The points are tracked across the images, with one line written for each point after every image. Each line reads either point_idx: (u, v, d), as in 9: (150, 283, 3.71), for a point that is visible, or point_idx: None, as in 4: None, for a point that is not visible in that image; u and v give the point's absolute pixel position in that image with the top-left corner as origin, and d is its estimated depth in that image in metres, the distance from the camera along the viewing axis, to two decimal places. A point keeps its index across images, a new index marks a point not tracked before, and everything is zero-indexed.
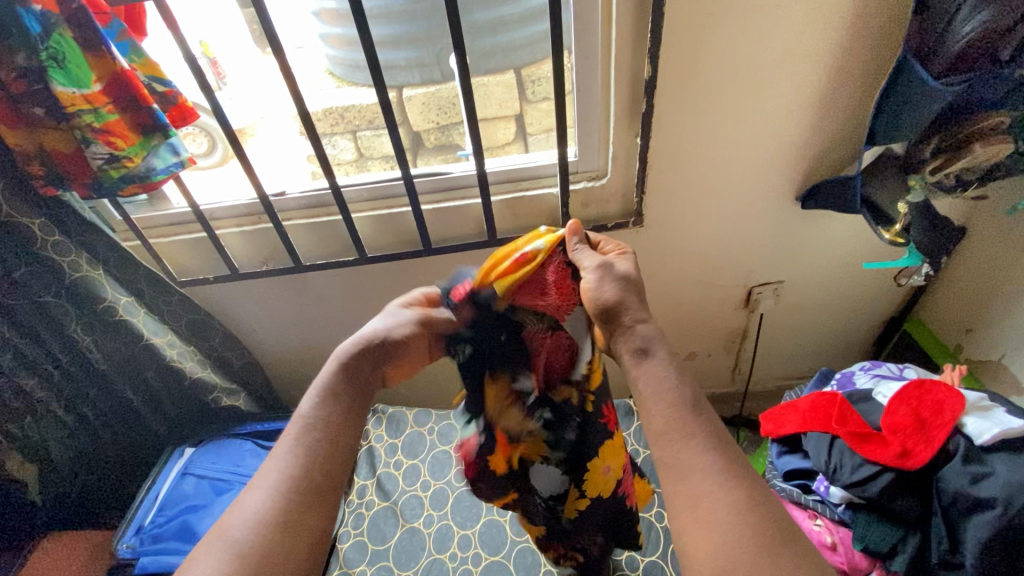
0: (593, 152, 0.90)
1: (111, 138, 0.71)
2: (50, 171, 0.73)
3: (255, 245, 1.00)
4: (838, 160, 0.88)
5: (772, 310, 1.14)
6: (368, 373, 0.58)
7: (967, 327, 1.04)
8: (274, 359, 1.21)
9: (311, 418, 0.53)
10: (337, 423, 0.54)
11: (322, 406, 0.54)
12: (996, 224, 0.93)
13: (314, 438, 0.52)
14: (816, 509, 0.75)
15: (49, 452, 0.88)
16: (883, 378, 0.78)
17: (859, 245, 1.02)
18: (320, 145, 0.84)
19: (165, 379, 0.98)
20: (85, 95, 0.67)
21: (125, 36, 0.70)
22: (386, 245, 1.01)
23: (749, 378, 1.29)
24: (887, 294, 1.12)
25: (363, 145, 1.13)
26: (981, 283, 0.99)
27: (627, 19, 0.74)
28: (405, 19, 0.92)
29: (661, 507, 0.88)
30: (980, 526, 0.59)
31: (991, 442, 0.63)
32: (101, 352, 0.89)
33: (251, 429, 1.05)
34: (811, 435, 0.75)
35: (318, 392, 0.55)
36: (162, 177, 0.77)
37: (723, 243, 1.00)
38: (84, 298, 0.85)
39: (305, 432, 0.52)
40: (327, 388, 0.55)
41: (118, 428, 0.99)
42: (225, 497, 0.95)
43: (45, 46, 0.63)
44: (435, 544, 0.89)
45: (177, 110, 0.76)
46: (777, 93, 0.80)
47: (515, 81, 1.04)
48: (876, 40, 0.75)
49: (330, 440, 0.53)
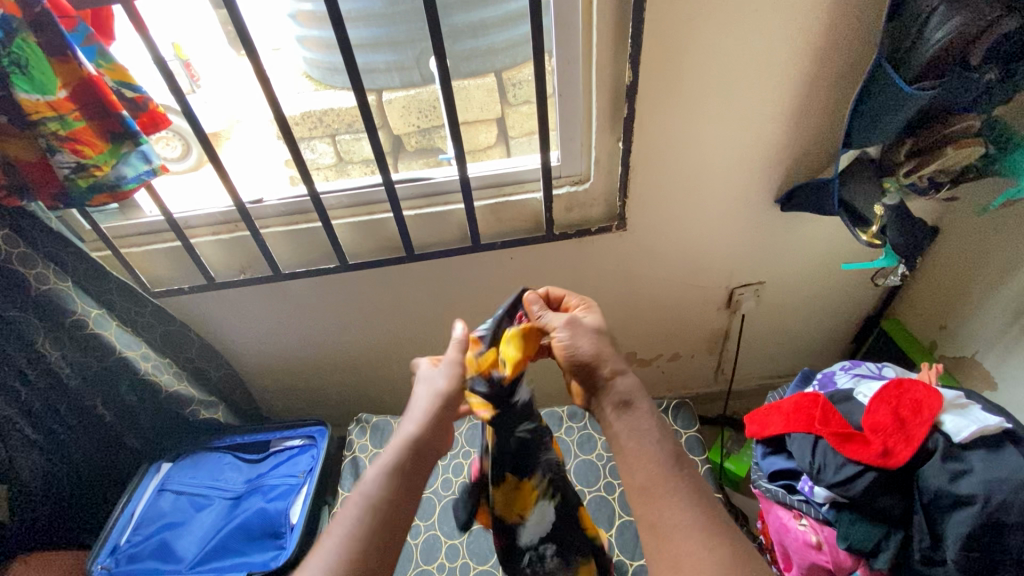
0: (576, 156, 0.90)
1: (78, 146, 0.68)
2: (13, 181, 0.70)
3: (232, 253, 0.97)
4: (816, 163, 0.90)
5: (753, 310, 1.15)
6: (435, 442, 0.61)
7: (941, 324, 1.07)
8: (253, 369, 1.18)
9: (372, 498, 0.55)
10: (397, 498, 0.55)
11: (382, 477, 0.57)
12: (966, 224, 0.96)
13: (375, 511, 0.54)
14: (801, 509, 0.75)
15: (17, 474, 0.85)
16: (863, 378, 0.80)
17: (838, 246, 1.04)
18: (299, 151, 0.83)
19: (140, 395, 0.95)
20: (50, 102, 0.65)
21: (92, 40, 0.67)
22: (368, 251, 0.99)
23: (731, 378, 1.30)
24: (865, 292, 1.14)
25: (342, 149, 1.12)
26: (952, 281, 1.02)
27: (609, 23, 0.74)
28: (386, 22, 0.91)
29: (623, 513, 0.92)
30: (961, 521, 0.61)
31: (970, 438, 0.65)
32: (70, 367, 0.86)
33: (231, 441, 1.03)
34: (795, 437, 0.76)
35: (378, 469, 0.57)
36: (134, 186, 0.74)
37: (705, 246, 1.01)
38: (51, 312, 0.81)
39: (362, 513, 0.54)
40: (391, 464, 0.57)
41: (92, 444, 0.96)
42: (204, 513, 0.93)
43: (5, 52, 0.61)
44: (422, 555, 0.89)
45: (147, 116, 0.73)
46: (757, 97, 0.81)
47: (496, 84, 1.04)
48: (851, 47, 0.77)
49: (389, 521, 0.54)
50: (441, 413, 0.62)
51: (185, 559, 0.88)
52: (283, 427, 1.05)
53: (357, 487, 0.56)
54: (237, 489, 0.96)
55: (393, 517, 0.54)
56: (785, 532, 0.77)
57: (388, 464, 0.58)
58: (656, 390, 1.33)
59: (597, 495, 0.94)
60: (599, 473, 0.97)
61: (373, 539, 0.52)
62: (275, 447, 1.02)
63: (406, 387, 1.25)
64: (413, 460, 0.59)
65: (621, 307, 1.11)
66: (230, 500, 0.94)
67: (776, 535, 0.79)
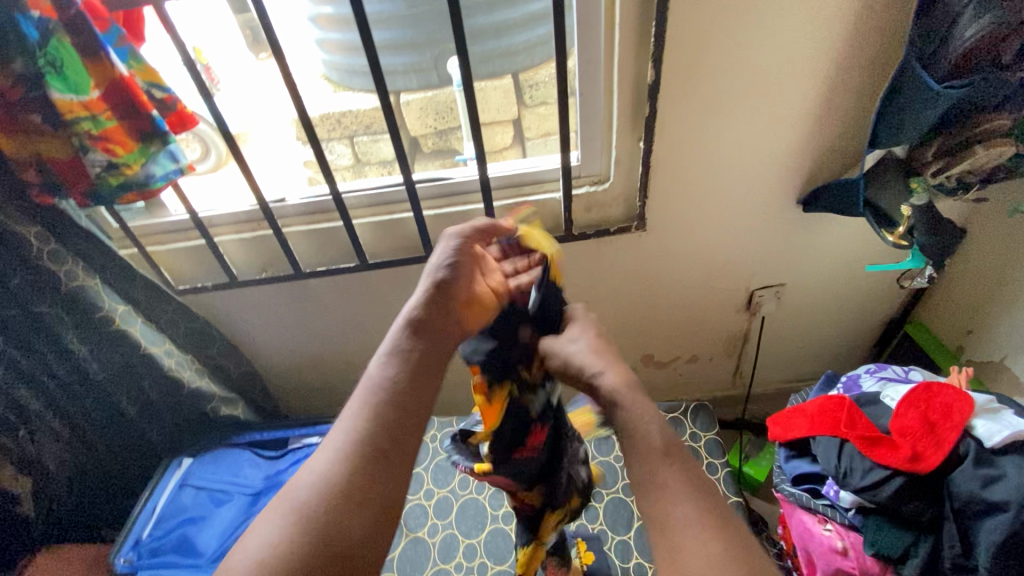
0: (596, 156, 0.90)
1: (110, 145, 0.70)
2: (47, 179, 0.72)
3: (256, 252, 0.99)
4: (840, 163, 0.88)
5: (773, 313, 1.14)
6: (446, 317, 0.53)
7: (968, 328, 1.04)
8: (272, 367, 1.20)
9: (376, 378, 0.47)
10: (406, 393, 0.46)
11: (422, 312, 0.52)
12: (996, 226, 0.94)
13: (387, 397, 0.45)
14: (825, 513, 0.74)
15: (44, 467, 0.86)
16: (890, 382, 0.79)
17: (860, 248, 1.02)
18: (322, 153, 0.83)
19: (163, 391, 0.96)
20: (83, 102, 0.66)
21: (123, 41, 0.68)
22: (387, 251, 1.00)
23: (750, 381, 1.29)
24: (888, 295, 1.12)
25: (360, 151, 1.15)
26: (980, 284, 1.00)
27: (631, 22, 0.74)
28: (405, 23, 0.91)
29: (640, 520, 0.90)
30: (993, 529, 0.59)
31: (1002, 444, 0.64)
32: (97, 363, 0.88)
33: (251, 438, 1.04)
34: (820, 440, 0.75)
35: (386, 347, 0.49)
36: (162, 184, 0.76)
37: (726, 245, 1.00)
38: (81, 308, 0.83)
39: (373, 395, 0.45)
40: (397, 350, 0.49)
41: (116, 440, 0.98)
42: (224, 508, 0.94)
43: (43, 53, 0.63)
44: (440, 554, 0.89)
45: (176, 116, 0.75)
46: (780, 94, 0.80)
47: (513, 86, 1.04)
48: (879, 42, 0.75)
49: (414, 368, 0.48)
50: (437, 292, 0.54)
51: (206, 553, 0.88)
52: (303, 424, 1.06)
53: (287, 485, 0.41)
54: (256, 485, 0.97)
55: (414, 393, 0.46)
56: (809, 537, 0.75)
57: (377, 381, 0.46)
58: (672, 392, 1.32)
59: (614, 497, 0.93)
60: (617, 475, 0.96)
61: (384, 425, 0.43)
62: (295, 444, 1.03)
63: None
64: (404, 376, 0.47)
65: (640, 308, 1.11)
66: (249, 496, 0.95)
67: (799, 540, 0.76)
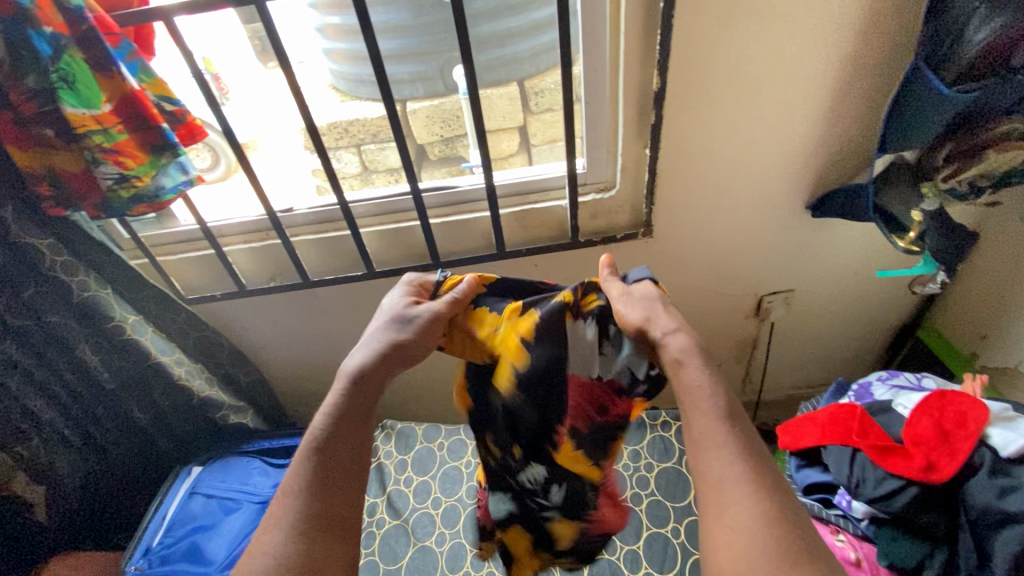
0: (601, 163, 0.90)
1: (121, 158, 0.71)
2: (58, 193, 0.73)
3: (264, 261, 0.99)
4: (849, 168, 0.88)
5: (783, 319, 1.13)
6: (387, 374, 0.60)
7: (982, 333, 1.03)
8: (281, 374, 1.20)
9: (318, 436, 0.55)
10: (350, 444, 0.55)
11: (362, 375, 0.59)
12: (1009, 230, 0.92)
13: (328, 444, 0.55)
14: (838, 524, 0.73)
15: (59, 476, 0.86)
16: (903, 389, 0.77)
17: (870, 253, 1.01)
18: (329, 163, 0.84)
19: (173, 399, 0.97)
20: (95, 115, 0.67)
21: (134, 56, 0.69)
22: (394, 259, 1.00)
23: (760, 387, 1.28)
24: (900, 300, 1.11)
25: (366, 159, 1.17)
26: (994, 289, 0.98)
27: (636, 31, 0.74)
28: (411, 33, 0.92)
29: (650, 529, 0.89)
30: (1008, 541, 0.58)
31: (1017, 454, 0.63)
32: (108, 371, 0.89)
33: (259, 446, 1.04)
34: (831, 449, 0.74)
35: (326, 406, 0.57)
36: (171, 196, 0.77)
37: (734, 251, 1.00)
38: (93, 318, 0.84)
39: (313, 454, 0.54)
40: (335, 411, 0.57)
41: (127, 449, 0.99)
42: (233, 516, 0.94)
43: (55, 68, 0.63)
44: (447, 563, 0.88)
45: (186, 128, 0.75)
46: (786, 100, 0.80)
47: (518, 93, 1.05)
48: (886, 47, 0.75)
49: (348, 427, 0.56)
50: (388, 354, 0.61)
51: (215, 562, 0.89)
52: None
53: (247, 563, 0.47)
54: (265, 493, 0.97)
55: (354, 448, 0.55)
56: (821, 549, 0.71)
57: (318, 440, 0.55)
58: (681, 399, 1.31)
59: None
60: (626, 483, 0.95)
61: (324, 477, 0.53)
62: None
63: (428, 392, 1.26)
64: (344, 439, 0.55)
65: None
66: (258, 504, 0.96)
67: None
